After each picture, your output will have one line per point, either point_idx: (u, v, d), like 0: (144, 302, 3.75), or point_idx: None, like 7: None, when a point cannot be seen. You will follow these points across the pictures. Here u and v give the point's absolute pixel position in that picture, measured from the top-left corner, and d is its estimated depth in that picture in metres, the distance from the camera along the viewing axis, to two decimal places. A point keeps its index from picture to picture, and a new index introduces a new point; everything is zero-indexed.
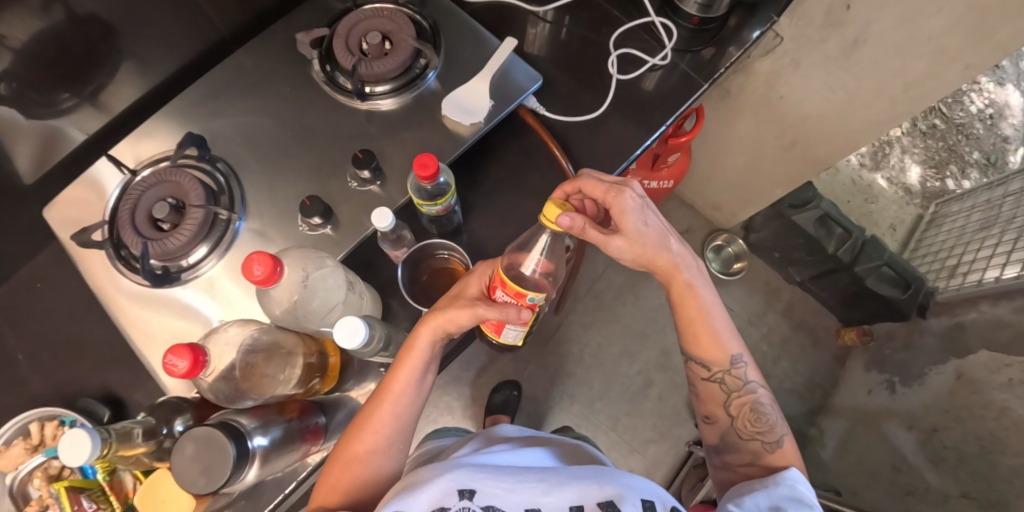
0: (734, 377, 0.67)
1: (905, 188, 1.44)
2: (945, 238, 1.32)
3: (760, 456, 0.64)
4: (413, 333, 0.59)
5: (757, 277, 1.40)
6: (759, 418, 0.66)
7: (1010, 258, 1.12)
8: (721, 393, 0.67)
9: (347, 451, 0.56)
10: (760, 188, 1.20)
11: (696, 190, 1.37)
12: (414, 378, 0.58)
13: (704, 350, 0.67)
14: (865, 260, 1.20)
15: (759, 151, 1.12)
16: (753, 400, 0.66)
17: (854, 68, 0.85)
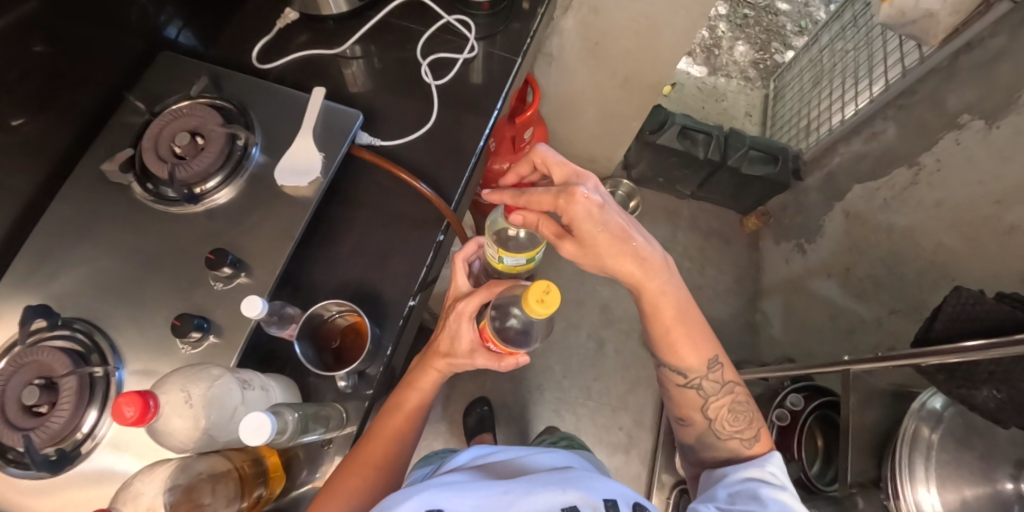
0: (710, 383, 0.70)
1: (744, 77, 1.57)
2: (794, 105, 1.44)
3: (737, 453, 0.68)
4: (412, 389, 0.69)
5: (655, 206, 1.48)
6: (753, 417, 0.70)
7: (845, 100, 1.24)
8: (695, 397, 0.71)
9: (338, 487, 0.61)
10: (620, 129, 1.26)
11: (569, 153, 1.42)
12: (416, 414, 0.69)
13: (679, 361, 0.69)
14: (736, 149, 1.26)
15: (603, 98, 1.18)
16: (732, 397, 0.70)
17: None
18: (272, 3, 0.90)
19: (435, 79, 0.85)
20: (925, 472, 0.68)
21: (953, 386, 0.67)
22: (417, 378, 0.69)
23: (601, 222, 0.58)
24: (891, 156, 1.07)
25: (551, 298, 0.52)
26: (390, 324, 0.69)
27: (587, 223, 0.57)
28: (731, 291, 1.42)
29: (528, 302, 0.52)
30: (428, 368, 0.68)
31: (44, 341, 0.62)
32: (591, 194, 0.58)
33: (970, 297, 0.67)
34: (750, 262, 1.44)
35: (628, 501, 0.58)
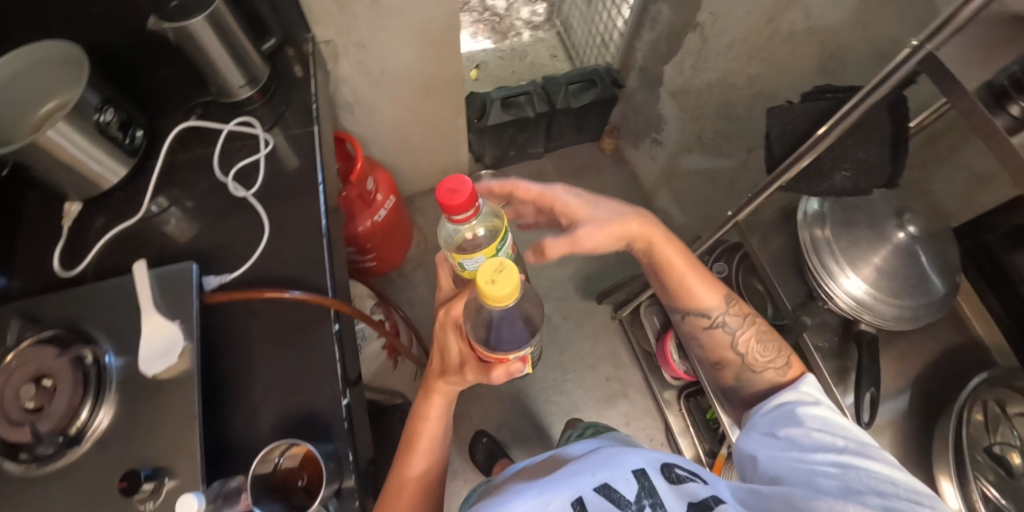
0: (733, 319, 0.78)
1: (533, 27, 1.63)
2: (585, 29, 1.51)
3: (774, 380, 0.74)
4: (422, 422, 0.72)
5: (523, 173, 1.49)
6: (781, 347, 0.76)
7: (617, 4, 1.32)
8: (722, 335, 0.78)
9: None
10: (449, 135, 1.25)
11: (424, 183, 1.36)
12: (436, 439, 0.72)
13: (696, 304, 0.78)
14: (558, 92, 1.28)
15: (419, 116, 1.18)
16: (760, 329, 0.77)
17: (393, 13, 0.94)
18: (49, 206, 0.83)
19: (245, 188, 0.82)
20: (838, 265, 0.73)
21: (813, 187, 0.72)
22: (423, 412, 0.72)
23: (596, 212, 0.71)
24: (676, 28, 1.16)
25: (502, 280, 0.49)
26: (337, 431, 0.67)
27: (585, 215, 0.70)
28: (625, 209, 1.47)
29: (480, 287, 0.48)
30: (432, 394, 0.71)
31: None
32: (569, 192, 0.71)
33: (781, 109, 0.74)
34: (626, 178, 1.50)
35: (656, 467, 0.58)
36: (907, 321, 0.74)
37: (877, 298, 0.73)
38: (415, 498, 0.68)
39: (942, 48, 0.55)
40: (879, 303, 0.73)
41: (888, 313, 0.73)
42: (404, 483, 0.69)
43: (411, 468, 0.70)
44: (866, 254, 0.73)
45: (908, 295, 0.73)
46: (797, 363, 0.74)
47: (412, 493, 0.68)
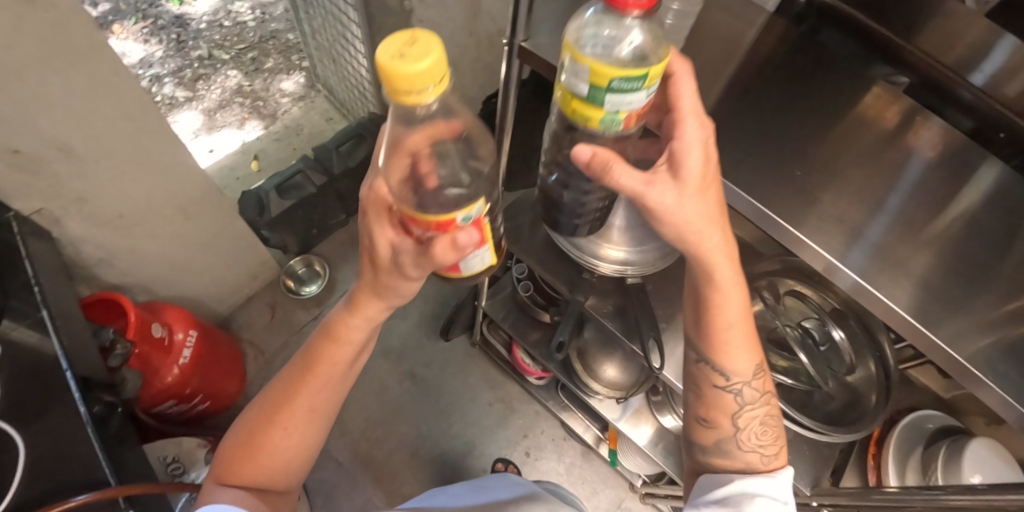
0: (750, 396, 0.57)
1: (299, 97, 1.63)
2: (341, 84, 1.49)
3: (751, 468, 0.56)
4: (312, 377, 0.56)
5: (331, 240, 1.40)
6: (777, 433, 0.58)
7: (355, 57, 1.34)
8: (729, 401, 0.58)
9: (257, 446, 0.55)
10: (232, 239, 1.17)
11: (229, 293, 1.26)
12: (327, 401, 0.58)
13: (723, 355, 0.57)
14: (330, 157, 1.27)
15: (186, 233, 1.10)
16: (764, 411, 0.58)
17: (102, 153, 0.86)
18: None
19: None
20: (596, 243, 0.73)
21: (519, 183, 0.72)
22: (337, 336, 0.56)
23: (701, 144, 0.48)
24: None
25: (413, 54, 0.32)
26: None
27: (689, 128, 0.47)
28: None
29: (384, 65, 0.31)
30: (347, 327, 0.56)
31: None
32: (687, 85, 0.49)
33: (462, 129, 0.72)
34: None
35: None
36: (656, 262, 0.75)
37: (626, 253, 0.74)
38: (286, 452, 0.56)
39: (529, 36, 0.58)
40: (627, 257, 0.74)
41: (638, 261, 0.74)
42: (279, 430, 0.55)
43: (292, 413, 0.56)
44: (604, 214, 0.73)
45: (651, 238, 0.74)
46: (782, 454, 0.58)
47: (283, 449, 0.56)
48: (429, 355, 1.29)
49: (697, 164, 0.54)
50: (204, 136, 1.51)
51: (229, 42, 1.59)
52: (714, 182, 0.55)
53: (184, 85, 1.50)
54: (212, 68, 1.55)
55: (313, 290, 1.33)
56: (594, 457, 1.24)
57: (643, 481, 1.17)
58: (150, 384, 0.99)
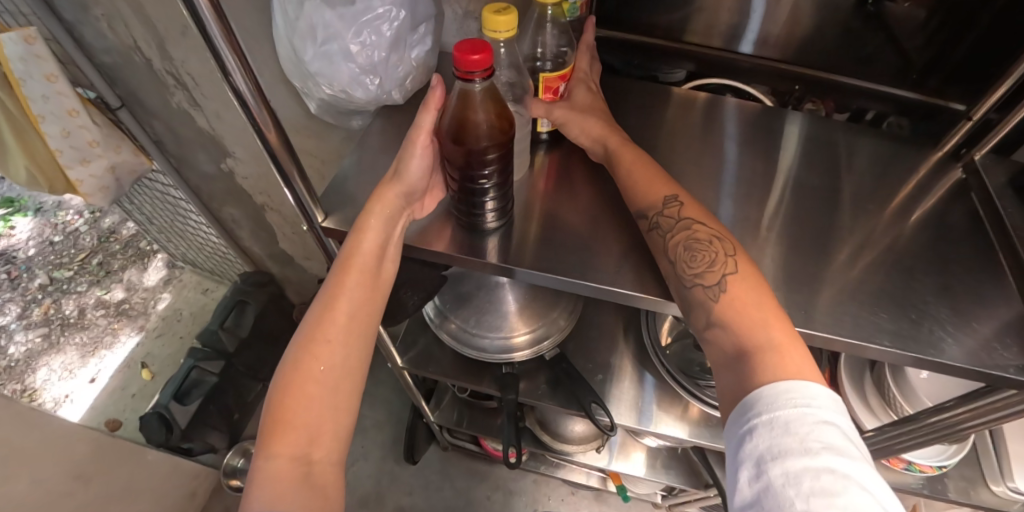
0: (672, 216, 0.50)
1: (167, 282, 1.53)
2: (202, 255, 1.41)
3: (708, 305, 0.45)
4: (337, 321, 0.50)
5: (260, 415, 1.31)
6: (725, 258, 0.47)
7: (200, 226, 1.26)
8: (660, 241, 0.50)
9: (296, 388, 0.48)
10: (139, 470, 1.04)
11: None
12: (353, 325, 0.50)
13: (636, 195, 0.52)
14: (219, 340, 1.18)
15: (100, 497, 0.94)
16: (689, 233, 0.48)
17: None
18: None
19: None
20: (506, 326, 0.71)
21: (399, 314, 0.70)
22: (353, 259, 0.50)
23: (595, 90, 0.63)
24: (255, 211, 1.16)
25: None
26: None
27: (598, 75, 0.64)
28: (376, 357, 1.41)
29: None
30: (365, 227, 0.50)
31: None
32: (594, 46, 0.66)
33: None
34: None
35: None
36: (566, 325, 0.73)
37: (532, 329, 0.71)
38: (323, 398, 0.48)
39: (328, 211, 0.52)
40: (535, 335, 0.71)
41: (552, 331, 0.72)
42: (311, 365, 0.48)
43: (321, 358, 0.49)
44: (498, 305, 0.72)
45: (552, 307, 0.73)
46: (776, 324, 0.43)
47: (315, 406, 0.48)
48: (408, 479, 1.23)
49: (505, 266, 0.53)
50: (79, 369, 1.36)
51: (70, 256, 1.45)
52: (537, 277, 0.53)
53: (38, 325, 1.34)
54: (60, 294, 1.40)
55: None
56: (608, 493, 1.22)
57: (661, 496, 1.16)
58: None
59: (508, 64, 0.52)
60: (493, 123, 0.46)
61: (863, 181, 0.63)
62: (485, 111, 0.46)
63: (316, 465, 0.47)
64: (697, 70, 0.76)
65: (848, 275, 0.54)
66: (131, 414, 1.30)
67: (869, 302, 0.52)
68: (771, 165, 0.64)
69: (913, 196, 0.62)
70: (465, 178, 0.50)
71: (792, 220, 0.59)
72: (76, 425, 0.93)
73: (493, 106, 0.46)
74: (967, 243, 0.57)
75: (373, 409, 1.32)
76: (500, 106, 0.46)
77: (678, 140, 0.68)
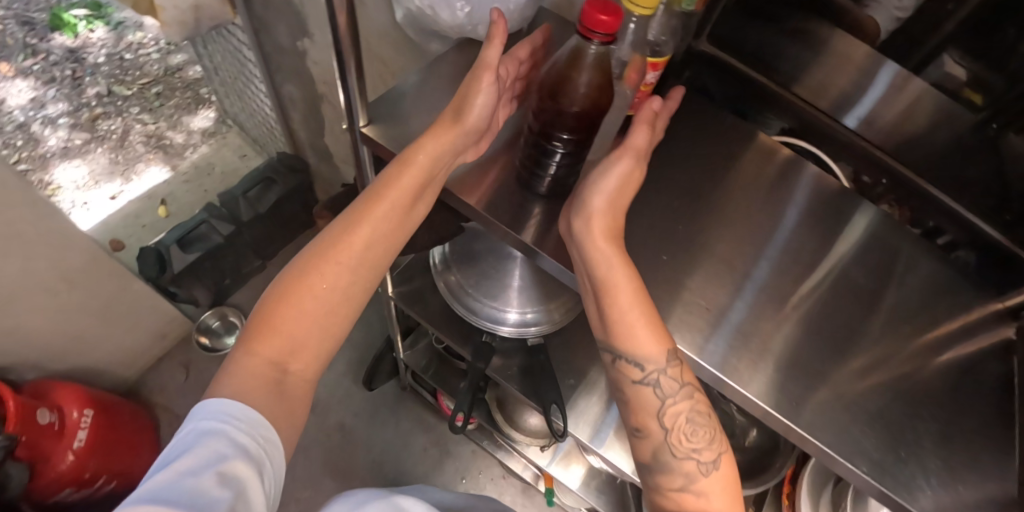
0: (672, 384, 0.48)
1: (210, 135, 1.56)
2: (252, 122, 1.43)
3: (690, 477, 0.48)
4: (349, 251, 0.49)
5: (253, 293, 1.33)
6: (713, 432, 0.49)
7: (259, 92, 1.26)
8: (653, 402, 0.49)
9: (289, 299, 0.48)
10: (132, 306, 1.10)
11: (131, 352, 1.16)
12: (367, 259, 0.50)
13: (632, 342, 0.48)
14: (237, 205, 1.20)
15: (76, 308, 1.00)
16: (691, 405, 0.49)
17: None
18: None
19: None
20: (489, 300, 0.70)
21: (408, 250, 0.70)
22: (407, 162, 0.47)
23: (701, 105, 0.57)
24: (314, 98, 1.15)
25: None
26: None
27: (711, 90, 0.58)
28: None
29: None
30: (415, 150, 0.47)
31: None
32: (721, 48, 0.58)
33: None
34: None
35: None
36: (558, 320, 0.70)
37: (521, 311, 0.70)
38: (316, 319, 0.49)
39: (373, 118, 0.51)
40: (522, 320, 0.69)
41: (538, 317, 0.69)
42: (311, 282, 0.48)
43: (324, 279, 0.49)
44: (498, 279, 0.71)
45: (551, 297, 0.71)
46: (728, 497, 0.48)
47: (306, 324, 0.49)
48: (358, 402, 1.25)
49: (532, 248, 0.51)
50: (104, 183, 1.40)
51: (131, 76, 1.46)
52: (557, 269, 0.52)
53: (81, 131, 1.38)
54: (113, 109, 1.43)
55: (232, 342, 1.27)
56: (536, 492, 1.22)
57: None
58: (39, 473, 0.90)
59: (631, 42, 0.47)
60: (591, 90, 0.45)
61: (909, 301, 0.59)
62: (590, 74, 0.44)
63: (292, 376, 0.49)
64: (794, 129, 0.73)
65: (853, 386, 0.51)
66: (134, 243, 1.34)
67: (863, 422, 0.50)
68: (825, 249, 0.61)
69: (954, 335, 0.58)
70: (543, 135, 0.49)
71: (822, 310, 0.56)
72: (95, 248, 0.97)
73: (599, 73, 0.44)
74: (987, 404, 0.53)
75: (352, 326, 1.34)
76: (606, 75, 0.45)
77: (739, 187, 0.64)
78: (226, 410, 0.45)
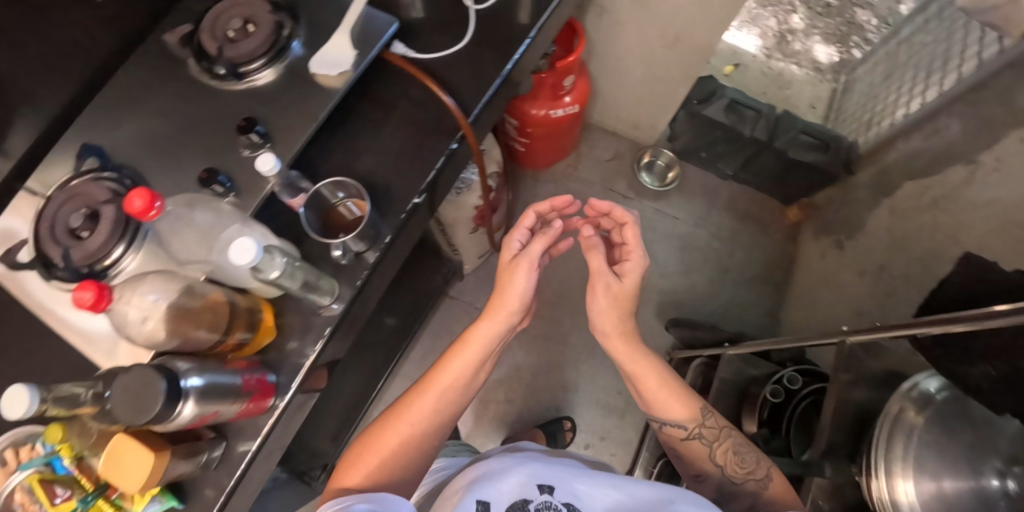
0: (712, 430, 0.76)
1: (815, 67, 1.43)
2: (862, 100, 1.28)
3: (759, 495, 0.70)
4: (466, 347, 0.74)
5: (693, 184, 1.33)
6: (762, 458, 0.73)
7: (914, 95, 1.09)
8: (704, 448, 0.76)
9: (399, 409, 0.71)
10: (657, 103, 1.23)
11: (614, 113, 1.31)
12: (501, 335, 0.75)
13: (664, 410, 0.78)
14: (785, 134, 1.18)
15: (647, 61, 1.15)
16: (737, 439, 0.75)
17: None
18: None
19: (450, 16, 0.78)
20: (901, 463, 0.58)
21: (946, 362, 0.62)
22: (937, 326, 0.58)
23: None
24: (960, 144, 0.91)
25: None
26: (392, 213, 0.70)
27: None
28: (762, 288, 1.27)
29: None
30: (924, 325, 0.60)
31: (95, 180, 0.65)
32: None
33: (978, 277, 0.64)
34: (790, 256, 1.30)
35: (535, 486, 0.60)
36: None
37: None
38: (438, 390, 0.71)
39: None
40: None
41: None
42: (415, 396, 0.71)
43: (444, 372, 0.72)
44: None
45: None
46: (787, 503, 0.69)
47: (406, 424, 0.70)
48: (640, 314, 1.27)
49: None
50: None
51: None
52: None
53: None
54: None
55: (643, 178, 1.33)
56: None
57: None
58: (523, 100, 1.08)
59: None
60: None
61: None
62: None
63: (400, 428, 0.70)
64: None
65: None
66: None
67: None
68: None
69: None
70: None
71: None
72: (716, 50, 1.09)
73: None
74: None
75: (710, 280, 1.26)
76: None
77: None
78: (382, 495, 0.58)
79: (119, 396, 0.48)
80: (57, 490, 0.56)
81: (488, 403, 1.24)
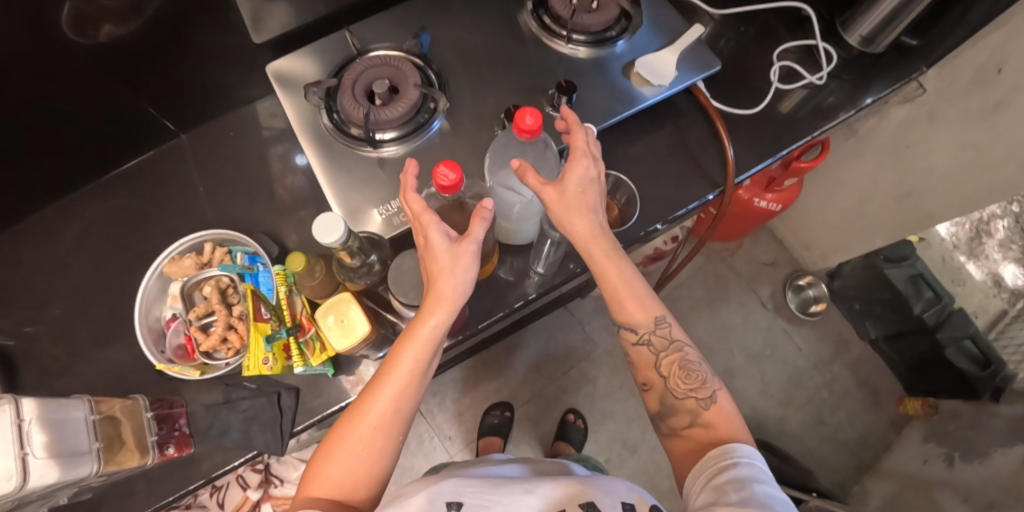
0: (663, 338, 0.59)
1: (996, 279, 1.21)
2: None
3: (696, 415, 0.56)
4: (408, 350, 0.49)
5: (830, 326, 1.36)
6: (693, 380, 0.58)
7: None
8: (649, 356, 0.59)
9: (349, 412, 0.50)
10: (845, 242, 1.24)
11: (795, 226, 1.35)
12: (420, 361, 0.49)
13: (620, 315, 0.59)
14: (954, 330, 1.17)
15: (864, 200, 1.15)
16: (681, 355, 0.59)
17: (989, 128, 0.87)
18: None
19: (756, 83, 0.86)
20: None
21: None
22: None
23: None
24: None
25: None
26: (635, 228, 0.73)
27: None
28: (845, 454, 1.27)
29: None
30: None
31: (409, 61, 0.69)
32: None
33: None
34: (889, 442, 1.27)
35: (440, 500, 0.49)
36: None
37: (759, 462, 0.49)
38: (392, 393, 0.49)
39: None
40: (744, 478, 0.47)
41: (749, 450, 0.50)
42: (365, 403, 0.49)
43: (394, 370, 0.49)
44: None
45: None
46: (725, 425, 0.55)
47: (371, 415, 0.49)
48: None
49: None
50: None
51: None
52: None
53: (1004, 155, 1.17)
54: None
55: (791, 301, 1.37)
56: None
57: None
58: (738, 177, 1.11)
59: None
60: None
61: None
62: None
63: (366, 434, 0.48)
64: None
65: None
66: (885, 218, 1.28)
67: None
68: None
69: None
70: None
71: None
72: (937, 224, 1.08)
73: None
74: None
75: (802, 423, 1.28)
76: None
77: None
78: None
79: (408, 272, 0.60)
80: (260, 307, 0.60)
81: (548, 417, 1.26)
